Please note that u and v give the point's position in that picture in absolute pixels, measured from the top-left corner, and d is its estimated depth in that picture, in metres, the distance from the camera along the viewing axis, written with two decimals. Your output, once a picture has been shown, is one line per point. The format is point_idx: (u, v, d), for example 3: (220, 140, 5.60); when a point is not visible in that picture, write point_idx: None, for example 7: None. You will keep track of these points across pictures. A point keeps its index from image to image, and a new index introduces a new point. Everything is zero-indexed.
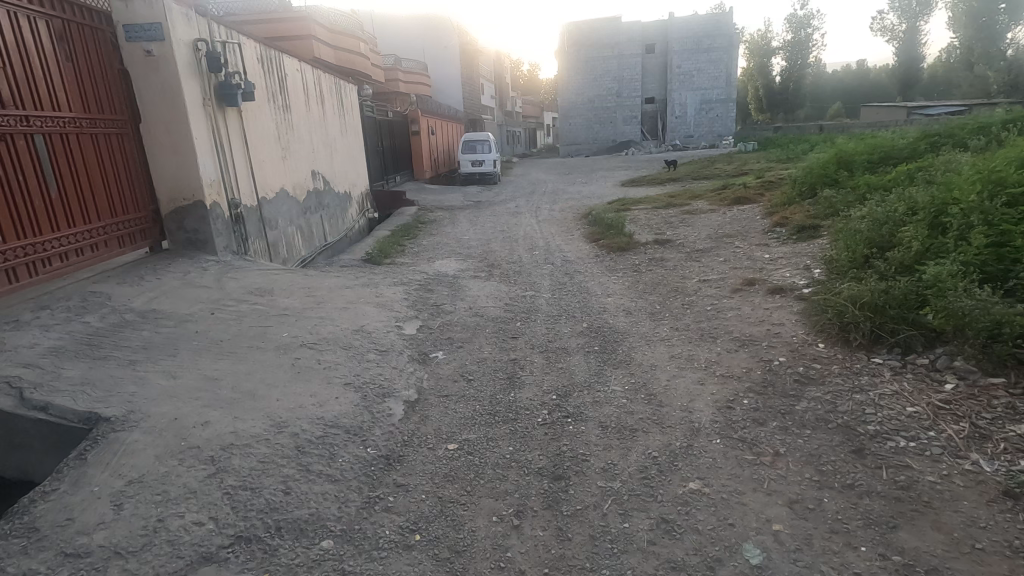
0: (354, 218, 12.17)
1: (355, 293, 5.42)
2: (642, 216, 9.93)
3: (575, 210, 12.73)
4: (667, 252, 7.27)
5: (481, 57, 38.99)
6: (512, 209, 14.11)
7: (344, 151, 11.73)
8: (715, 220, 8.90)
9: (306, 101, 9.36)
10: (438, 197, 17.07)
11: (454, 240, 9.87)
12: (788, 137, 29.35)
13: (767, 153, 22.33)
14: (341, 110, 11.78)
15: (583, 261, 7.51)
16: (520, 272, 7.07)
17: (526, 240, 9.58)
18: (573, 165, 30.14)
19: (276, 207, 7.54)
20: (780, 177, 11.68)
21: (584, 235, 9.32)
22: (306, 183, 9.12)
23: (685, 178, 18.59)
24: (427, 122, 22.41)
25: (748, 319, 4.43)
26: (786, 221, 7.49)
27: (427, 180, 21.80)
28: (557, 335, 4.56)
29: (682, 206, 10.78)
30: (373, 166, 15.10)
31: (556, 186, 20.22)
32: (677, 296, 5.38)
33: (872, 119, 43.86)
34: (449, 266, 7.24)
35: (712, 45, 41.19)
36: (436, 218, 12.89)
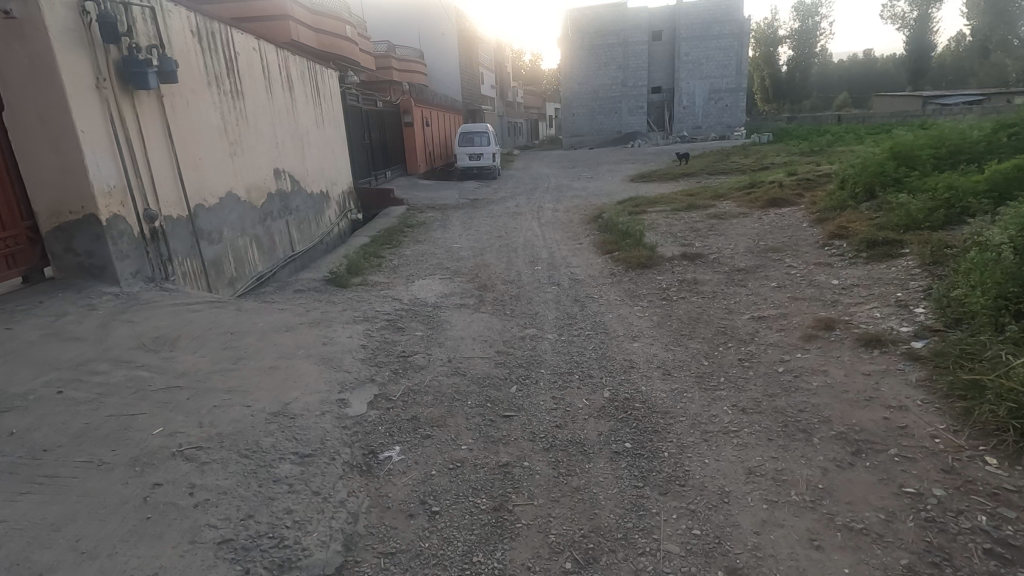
0: (332, 222, 10.76)
1: (296, 339, 4.07)
2: (661, 220, 8.53)
3: (581, 212, 11.32)
4: (700, 271, 5.88)
5: (481, 46, 37.43)
6: (511, 209, 12.71)
7: (319, 144, 10.29)
8: (751, 227, 7.50)
9: (266, 86, 7.93)
10: (432, 195, 15.67)
11: (443, 249, 8.51)
12: (804, 128, 27.88)
13: (786, 146, 20.89)
14: (316, 98, 10.34)
15: (596, 281, 6.15)
16: (518, 297, 5.72)
17: (527, 249, 8.22)
18: (577, 159, 28.71)
19: (219, 216, 6.14)
20: (817, 174, 10.26)
21: (595, 245, 7.94)
22: (267, 184, 7.70)
23: (700, 173, 17.16)
24: (422, 113, 20.91)
25: (845, 393, 3.07)
26: (846, 232, 6.10)
27: (421, 174, 20.40)
28: (568, 415, 3.19)
29: (706, 208, 9.36)
30: (358, 161, 13.69)
31: (560, 182, 18.80)
32: (727, 344, 4.00)
33: (886, 109, 42.30)
34: (431, 289, 5.88)
35: (721, 32, 39.63)
36: (426, 221, 11.49)
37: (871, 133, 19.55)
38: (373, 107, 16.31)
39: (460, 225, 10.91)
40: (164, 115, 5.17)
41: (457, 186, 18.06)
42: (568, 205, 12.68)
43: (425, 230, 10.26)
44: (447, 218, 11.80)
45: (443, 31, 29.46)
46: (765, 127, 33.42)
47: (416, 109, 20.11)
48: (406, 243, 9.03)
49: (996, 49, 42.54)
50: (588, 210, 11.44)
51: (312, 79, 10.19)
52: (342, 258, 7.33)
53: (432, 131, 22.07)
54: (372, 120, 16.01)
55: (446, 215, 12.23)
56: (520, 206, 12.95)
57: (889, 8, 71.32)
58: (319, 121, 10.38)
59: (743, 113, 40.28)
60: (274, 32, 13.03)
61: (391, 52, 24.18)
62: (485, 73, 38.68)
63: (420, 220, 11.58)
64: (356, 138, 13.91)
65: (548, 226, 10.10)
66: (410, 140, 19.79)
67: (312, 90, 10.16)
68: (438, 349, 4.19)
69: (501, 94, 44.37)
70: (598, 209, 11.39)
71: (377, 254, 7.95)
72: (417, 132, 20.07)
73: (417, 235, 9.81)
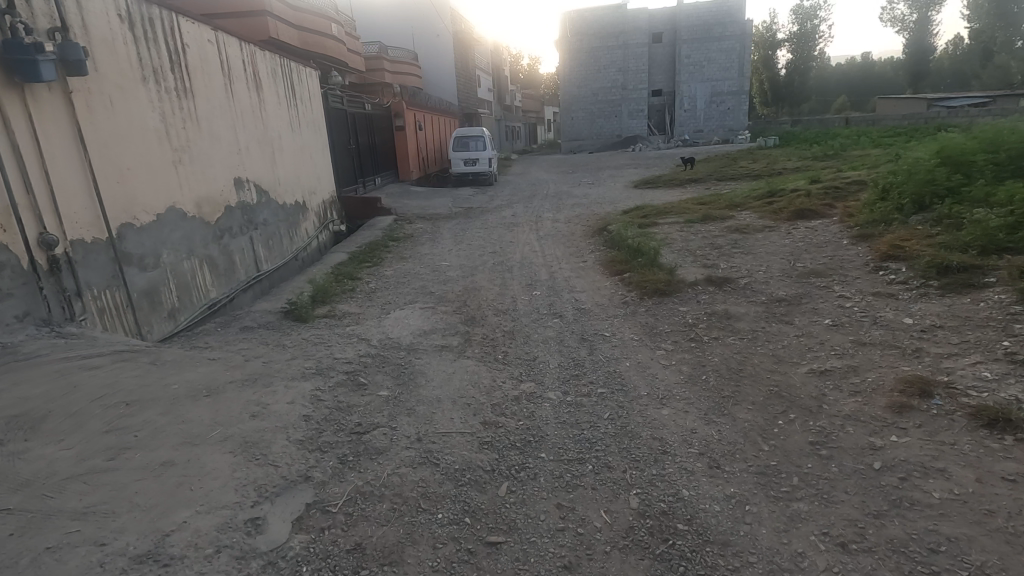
0: (310, 235, 9.79)
1: (219, 406, 3.11)
2: (676, 234, 7.58)
3: (583, 223, 10.35)
4: (731, 301, 4.92)
5: (477, 48, 36.56)
6: (507, 219, 11.75)
7: (293, 150, 9.29)
8: (781, 243, 6.54)
9: (226, 84, 6.94)
10: (423, 203, 14.72)
11: (428, 268, 7.54)
12: (810, 131, 27.00)
13: (796, 150, 19.98)
14: (290, 99, 9.37)
15: (606, 312, 5.19)
16: (512, 334, 4.75)
17: (523, 268, 7.25)
18: (577, 163, 27.80)
19: (157, 236, 5.16)
20: (843, 181, 9.32)
21: (602, 263, 6.98)
22: (226, 196, 6.72)
23: (708, 179, 16.23)
24: (415, 117, 19.96)
25: (981, 515, 2.11)
26: (902, 253, 5.14)
27: (414, 180, 19.45)
28: (580, 543, 2.26)
29: (724, 220, 8.39)
30: (342, 167, 12.73)
31: (560, 188, 17.87)
32: (785, 413, 3.04)
33: (889, 111, 41.52)
34: (408, 323, 4.90)
35: (724, 34, 38.82)
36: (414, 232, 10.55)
37: (886, 136, 18.66)
38: (360, 110, 15.36)
39: (450, 237, 9.96)
40: (73, 115, 4.18)
41: (450, 193, 17.12)
42: (568, 215, 11.72)
43: (411, 245, 9.29)
44: (438, 229, 10.84)
45: (438, 32, 28.57)
46: (769, 130, 32.55)
47: (408, 112, 19.15)
48: (389, 260, 8.09)
49: (1001, 51, 41.86)
50: (590, 221, 10.49)
51: (284, 78, 9.21)
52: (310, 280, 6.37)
53: (425, 135, 21.12)
54: (359, 124, 15.06)
55: (437, 226, 11.27)
56: (517, 216, 11.99)
57: (890, 11, 70.77)
58: (293, 124, 9.40)
59: (745, 116, 39.46)
60: (251, 30, 12.13)
61: (384, 54, 23.27)
62: (482, 75, 37.79)
63: (407, 231, 10.62)
64: (341, 143, 12.95)
65: (547, 239, 9.14)
66: (402, 145, 18.83)
67: (285, 90, 9.18)
68: (406, 418, 3.22)
69: (498, 97, 43.50)
70: (601, 219, 10.45)
71: (353, 275, 6.98)
72: (410, 136, 19.12)
73: (402, 250, 8.85)
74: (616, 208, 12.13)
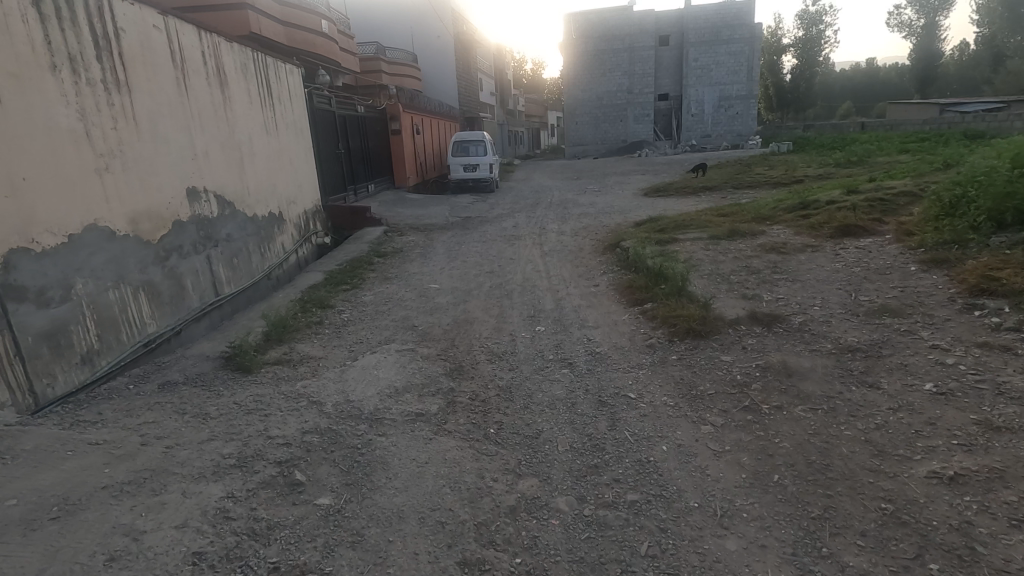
0: (287, 250, 8.78)
1: (72, 538, 2.11)
2: (701, 255, 6.55)
3: (592, 237, 9.33)
4: (788, 348, 3.88)
5: (479, 51, 35.70)
6: (508, 230, 10.73)
7: (267, 155, 8.28)
8: (831, 268, 5.50)
9: (177, 78, 5.93)
10: (418, 212, 13.73)
11: (415, 292, 6.51)
12: (824, 137, 26.00)
13: (813, 156, 18.95)
14: (264, 98, 8.35)
15: (627, 359, 4.15)
16: (509, 392, 3.72)
17: (525, 293, 6.23)
18: (582, 169, 26.81)
19: (68, 263, 4.15)
20: (886, 191, 8.29)
21: (617, 290, 5.96)
22: (176, 210, 5.71)
23: (723, 187, 15.22)
24: (412, 120, 18.97)
25: None
26: (1000, 286, 4.09)
27: (411, 187, 18.47)
28: None
29: (754, 236, 7.36)
30: (328, 173, 11.74)
31: (565, 196, 16.87)
32: (919, 564, 2.01)
33: (901, 116, 40.49)
34: (378, 375, 3.88)
35: (732, 37, 37.87)
36: (404, 246, 9.53)
37: (909, 143, 17.64)
38: (351, 113, 14.37)
39: (443, 253, 8.94)
40: None
41: (448, 201, 16.12)
42: (574, 227, 10.70)
43: (399, 262, 8.26)
44: (431, 243, 9.83)
45: (438, 33, 27.64)
46: (779, 136, 31.56)
47: (404, 115, 18.16)
48: (371, 282, 7.07)
49: (1016, 55, 40.85)
50: (600, 235, 9.46)
51: (258, 74, 8.21)
52: (271, 310, 5.36)
53: (423, 139, 20.13)
54: (349, 127, 14.07)
55: (430, 238, 10.26)
56: (518, 227, 10.98)
57: (898, 15, 69.84)
58: (268, 126, 8.39)
59: (754, 121, 38.47)
60: (231, 25, 11.19)
61: (380, 55, 22.31)
62: (484, 78, 36.85)
63: (397, 245, 9.59)
64: (327, 148, 11.95)
65: (552, 256, 8.11)
66: (398, 150, 17.84)
67: (258, 88, 8.18)
68: (350, 554, 2.19)
69: (500, 101, 42.55)
70: (612, 233, 9.42)
71: (325, 301, 5.96)
72: (406, 140, 18.14)
73: (388, 268, 7.84)
74: (627, 220, 11.11)
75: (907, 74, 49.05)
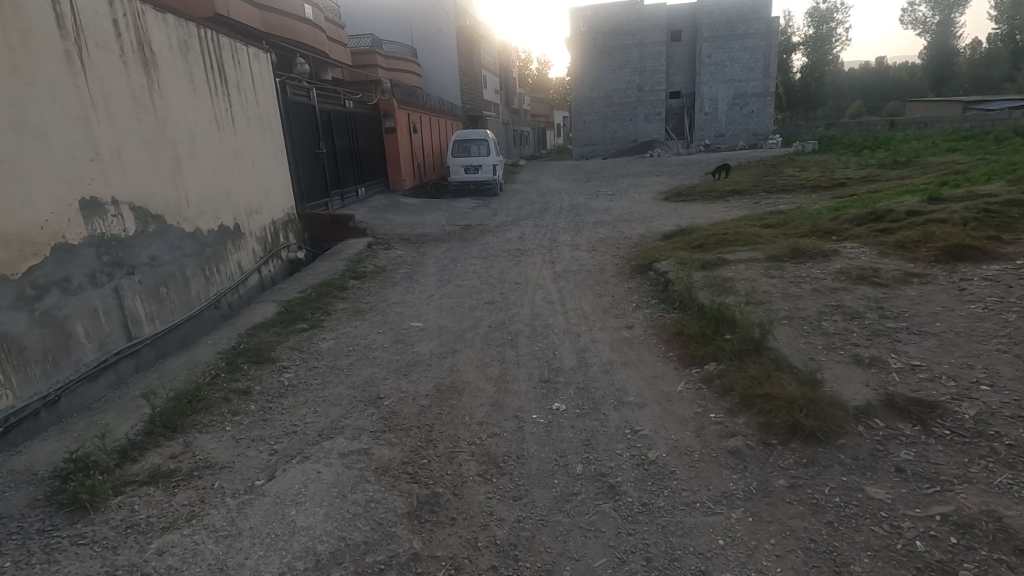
0: (246, 271, 7.26)
1: None
2: (768, 286, 4.99)
3: (614, 254, 7.77)
4: (982, 479, 2.32)
5: (483, 47, 34.17)
6: (513, 242, 9.21)
7: (216, 155, 6.74)
8: (966, 312, 3.93)
9: (68, 50, 4.41)
10: (412, 219, 12.23)
11: (391, 334, 4.99)
12: (851, 135, 24.35)
13: (846, 156, 17.34)
14: (213, 86, 6.83)
15: (701, 483, 2.60)
16: (515, 565, 2.17)
17: (536, 337, 4.70)
18: (593, 170, 25.27)
19: None
20: (982, 198, 6.69)
21: (661, 337, 4.42)
22: (59, 230, 4.17)
23: (753, 190, 13.64)
24: (408, 118, 17.44)
25: None
26: None
27: (407, 190, 16.95)
28: None
29: (826, 258, 5.80)
30: (306, 176, 10.22)
31: (576, 200, 15.33)
32: None
33: (923, 115, 38.71)
34: (296, 520, 2.33)
35: (747, 32, 36.21)
36: (390, 263, 8.00)
37: (955, 142, 16.01)
38: (338, 109, 12.87)
39: (434, 273, 7.39)
40: None
41: (447, 206, 14.59)
42: (589, 239, 9.17)
43: (378, 286, 6.73)
44: (420, 258, 8.29)
45: (439, 27, 26.15)
46: (799, 135, 29.95)
47: (400, 112, 16.62)
48: (338, 317, 5.54)
49: None
50: (623, 250, 7.91)
51: (205, 57, 6.69)
52: (181, 373, 3.85)
53: (421, 139, 18.60)
54: (335, 124, 12.56)
55: (422, 252, 8.74)
56: (524, 239, 9.44)
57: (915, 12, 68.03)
58: (218, 120, 6.85)
59: (770, 120, 36.83)
60: (191, 5, 9.71)
61: (376, 48, 20.80)
62: (489, 76, 35.30)
63: (381, 261, 8.07)
64: (306, 147, 10.43)
65: (569, 280, 6.56)
66: (392, 150, 16.34)
67: (205, 73, 6.65)
68: None
69: (505, 99, 40.95)
70: (637, 249, 7.88)
71: (267, 350, 4.45)
72: (402, 138, 16.61)
73: (364, 296, 6.32)
74: (651, 231, 9.58)
75: (927, 71, 47.36)
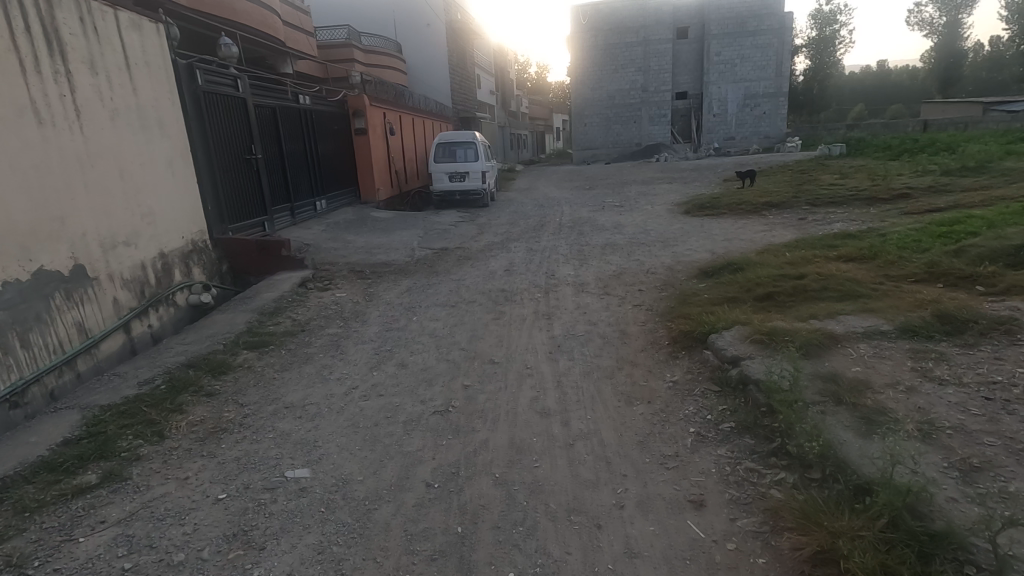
0: (95, 334, 4.90)
1: None
2: (955, 414, 2.64)
3: (637, 305, 5.43)
4: None
5: (477, 45, 31.91)
6: (496, 279, 6.87)
7: (31, 164, 4.38)
8: None
9: None
10: (378, 240, 9.91)
11: (242, 504, 2.64)
12: (881, 138, 22.10)
13: (889, 161, 15.05)
14: (32, 59, 4.48)
15: None
16: None
17: (513, 531, 2.37)
18: (596, 176, 23.00)
19: None
20: None
21: (779, 561, 2.07)
22: None
23: (792, 203, 11.35)
24: (384, 118, 15.14)
25: None
26: None
27: (382, 200, 14.65)
28: None
29: (1009, 335, 3.45)
30: (229, 189, 7.87)
31: (580, 214, 13.03)
32: None
33: (942, 116, 36.55)
34: None
35: (759, 28, 33.97)
36: (318, 315, 5.64)
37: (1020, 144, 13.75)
38: (287, 105, 10.57)
39: (374, 335, 5.02)
40: None
41: (425, 221, 12.27)
42: (599, 274, 6.84)
43: (279, 366, 4.36)
44: (364, 306, 5.93)
45: (427, 21, 24.02)
46: (818, 138, 27.74)
47: (373, 111, 14.31)
48: (172, 448, 3.17)
49: None
50: (649, 299, 5.58)
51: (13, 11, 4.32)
52: None
53: (400, 142, 16.29)
54: (281, 124, 10.26)
55: (371, 295, 6.39)
56: (512, 274, 7.09)
57: (923, 11, 66.09)
58: (38, 109, 4.49)
59: (783, 122, 34.58)
60: None
61: (352, 41, 18.52)
62: (483, 75, 33.01)
63: (307, 312, 5.71)
64: (233, 152, 8.12)
65: (574, 358, 4.20)
66: (363, 156, 14.05)
67: (12, 36, 4.29)
68: None
69: (501, 100, 38.64)
70: (669, 297, 5.54)
71: None
72: (374, 141, 14.28)
73: (247, 389, 3.96)
74: (680, 262, 7.25)
75: (943, 71, 45.26)
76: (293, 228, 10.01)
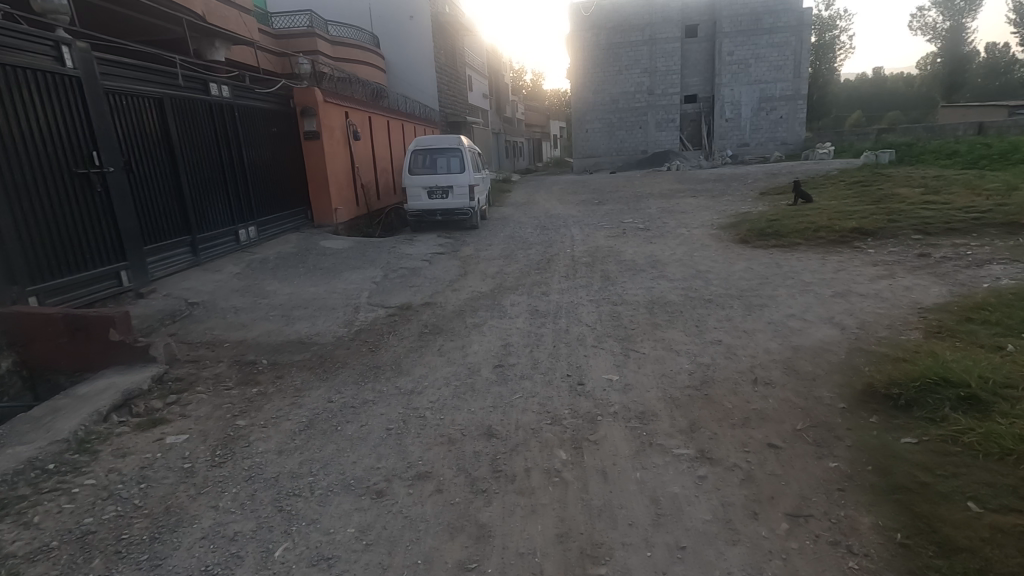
0: None
1: None
2: None
3: (796, 523, 2.33)
4: None
5: (468, 44, 28.92)
6: (478, 396, 3.77)
7: None
8: None
9: None
10: (313, 290, 6.82)
11: None
12: (931, 143, 19.25)
13: (976, 172, 12.09)
14: None
15: None
16: None
17: None
18: (604, 189, 19.98)
19: None
20: None
21: None
22: None
23: (889, 227, 8.32)
24: (344, 119, 12.09)
25: None
26: None
27: (342, 222, 11.59)
28: None
29: None
30: (38, 223, 4.75)
31: (596, 241, 9.98)
32: None
33: (971, 120, 33.81)
34: None
35: (776, 25, 31.22)
36: (67, 533, 2.50)
37: None
38: (187, 96, 7.48)
39: None
40: None
41: (391, 254, 9.18)
42: (666, 388, 3.73)
43: None
44: (195, 492, 2.81)
45: (410, 12, 21.07)
46: (849, 145, 24.86)
47: (328, 110, 11.25)
48: None
49: None
50: (814, 498, 2.48)
51: None
52: None
53: (366, 149, 13.23)
54: (173, 121, 7.13)
55: (231, 445, 3.28)
56: (505, 381, 3.98)
57: (925, 17, 64.34)
58: None
59: (802, 127, 31.79)
60: None
61: (314, 30, 15.44)
62: (474, 76, 30.01)
63: (48, 522, 2.57)
64: (54, 162, 4.97)
65: None
66: (315, 166, 10.99)
67: None
68: None
69: (495, 104, 35.51)
70: (861, 493, 2.46)
71: None
72: (330, 148, 11.21)
73: None
74: (801, 355, 4.15)
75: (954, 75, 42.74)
76: (190, 275, 6.91)
